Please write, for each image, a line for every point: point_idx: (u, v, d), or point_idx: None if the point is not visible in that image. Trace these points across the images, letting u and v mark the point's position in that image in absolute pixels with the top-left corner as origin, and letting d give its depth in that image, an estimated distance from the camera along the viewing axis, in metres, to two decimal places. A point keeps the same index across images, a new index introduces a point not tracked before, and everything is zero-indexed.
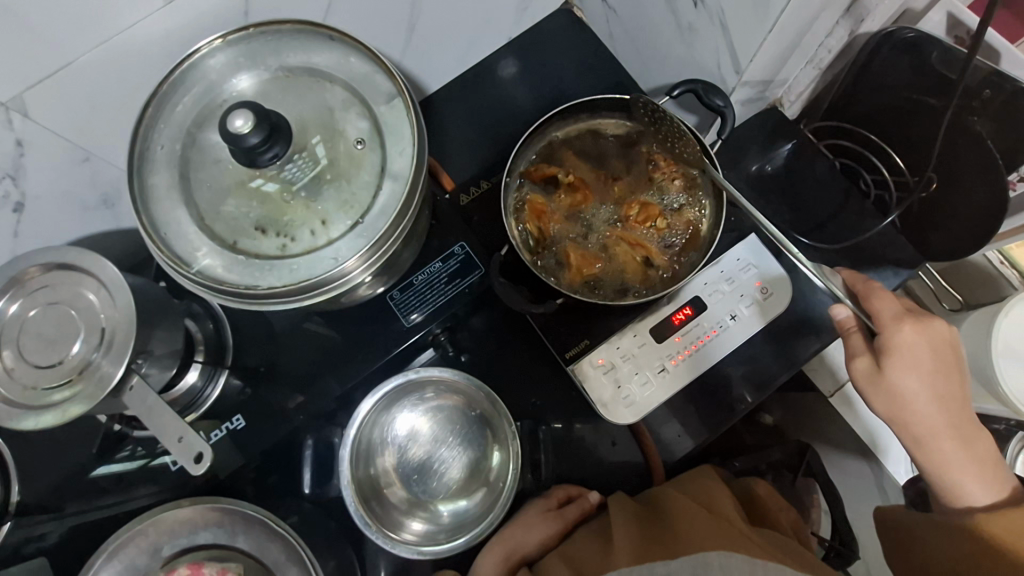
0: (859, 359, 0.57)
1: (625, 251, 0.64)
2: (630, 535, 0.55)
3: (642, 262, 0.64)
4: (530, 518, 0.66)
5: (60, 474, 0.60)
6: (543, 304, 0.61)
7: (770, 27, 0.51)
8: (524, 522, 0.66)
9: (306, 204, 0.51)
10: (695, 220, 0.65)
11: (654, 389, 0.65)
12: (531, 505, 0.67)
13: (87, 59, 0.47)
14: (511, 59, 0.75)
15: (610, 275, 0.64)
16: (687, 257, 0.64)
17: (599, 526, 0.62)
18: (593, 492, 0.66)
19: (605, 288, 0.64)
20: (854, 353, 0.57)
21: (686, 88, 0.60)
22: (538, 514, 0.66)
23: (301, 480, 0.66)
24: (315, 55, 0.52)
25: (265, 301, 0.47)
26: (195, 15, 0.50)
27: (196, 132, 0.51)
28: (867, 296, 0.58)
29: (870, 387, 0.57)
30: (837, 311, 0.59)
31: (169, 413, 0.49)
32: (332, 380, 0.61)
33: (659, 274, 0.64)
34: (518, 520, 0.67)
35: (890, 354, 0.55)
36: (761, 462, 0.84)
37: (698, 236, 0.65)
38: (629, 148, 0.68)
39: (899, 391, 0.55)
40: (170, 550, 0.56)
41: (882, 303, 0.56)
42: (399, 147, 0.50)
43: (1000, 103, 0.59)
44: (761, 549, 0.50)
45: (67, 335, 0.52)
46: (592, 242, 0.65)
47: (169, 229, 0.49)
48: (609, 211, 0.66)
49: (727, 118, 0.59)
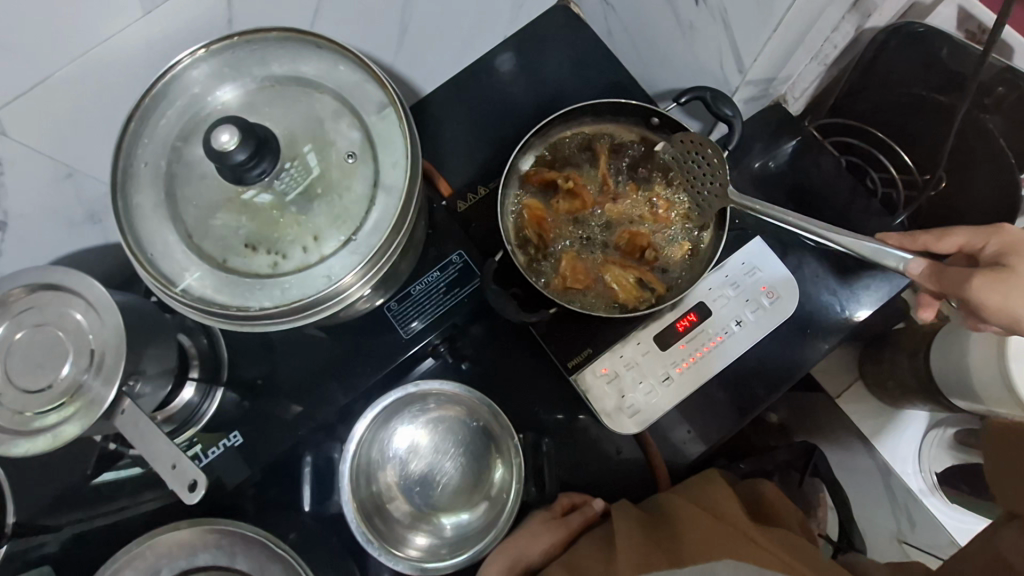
0: (983, 273, 0.46)
1: (617, 271, 0.62)
2: (633, 543, 0.54)
3: (635, 283, 0.62)
4: (532, 529, 0.63)
5: (55, 497, 0.59)
6: (536, 313, 0.59)
7: (775, 24, 0.49)
8: (527, 531, 0.63)
9: (298, 220, 0.49)
10: (692, 250, 0.64)
11: (658, 398, 0.64)
12: (532, 514, 0.65)
13: (66, 72, 0.45)
14: (507, 58, 0.73)
15: (600, 294, 0.62)
16: (680, 282, 0.63)
17: (608, 531, 0.60)
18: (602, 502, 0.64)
19: (592, 301, 0.62)
20: (966, 274, 0.47)
21: (693, 96, 0.60)
22: (540, 525, 0.63)
23: (301, 496, 0.64)
24: (302, 64, 0.50)
25: (258, 321, 0.46)
26: (176, 25, 0.48)
27: (181, 147, 0.49)
28: (929, 244, 0.53)
29: (1009, 292, 0.45)
30: (910, 266, 0.49)
31: (161, 438, 0.48)
32: (331, 392, 0.60)
33: (649, 297, 0.63)
34: (521, 529, 0.63)
35: (1007, 257, 0.48)
36: (768, 464, 0.79)
37: (696, 258, 0.64)
38: (629, 160, 0.66)
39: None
40: (169, 571, 0.55)
41: (964, 231, 0.52)
42: (393, 158, 0.49)
43: (1015, 99, 0.59)
44: (760, 549, 0.48)
45: (56, 358, 0.50)
46: (590, 256, 0.64)
47: (156, 249, 0.48)
48: (605, 224, 0.64)
49: (737, 127, 0.58)
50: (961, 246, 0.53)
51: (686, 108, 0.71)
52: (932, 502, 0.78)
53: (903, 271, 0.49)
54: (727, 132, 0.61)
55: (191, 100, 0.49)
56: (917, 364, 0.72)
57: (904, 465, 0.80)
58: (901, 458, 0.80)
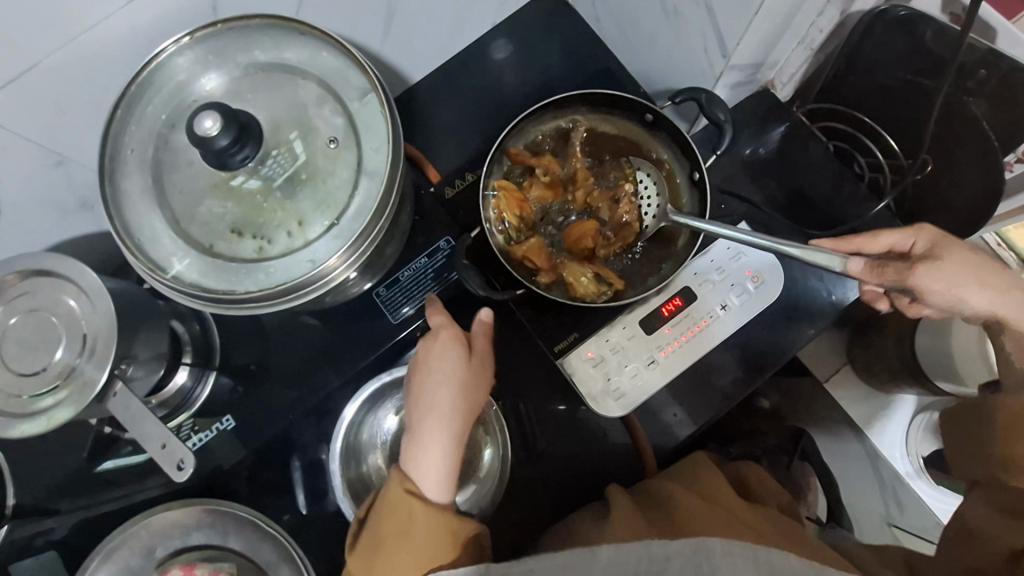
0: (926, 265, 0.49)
1: (576, 264, 0.63)
2: (631, 521, 0.52)
3: (593, 279, 0.63)
4: (421, 533, 0.47)
5: (52, 479, 0.60)
6: (504, 291, 0.60)
7: (756, 9, 0.49)
8: (404, 522, 0.47)
9: (283, 205, 0.50)
10: (641, 265, 0.66)
11: (644, 381, 0.65)
12: (394, 472, 0.50)
13: (53, 61, 0.46)
14: (499, 43, 0.73)
15: (556, 283, 0.64)
16: (642, 281, 0.65)
17: (475, 404, 0.55)
18: (445, 341, 0.54)
19: (549, 286, 0.64)
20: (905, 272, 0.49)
21: (688, 97, 0.61)
22: (430, 518, 0.48)
23: (294, 500, 0.64)
24: (286, 51, 0.51)
25: (243, 304, 0.47)
26: (160, 14, 0.48)
27: (167, 134, 0.50)
28: (862, 244, 0.53)
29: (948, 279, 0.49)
30: (852, 264, 0.50)
31: (152, 419, 0.49)
32: (323, 376, 0.61)
33: (604, 293, 0.63)
34: (384, 511, 0.49)
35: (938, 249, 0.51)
36: (757, 448, 0.82)
37: (671, 257, 0.66)
38: (606, 155, 0.68)
39: (961, 265, 0.49)
40: (164, 550, 0.58)
41: (891, 232, 0.53)
42: (376, 144, 0.49)
43: (996, 83, 0.58)
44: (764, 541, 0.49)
45: (48, 342, 0.51)
46: (553, 246, 0.65)
47: (144, 235, 0.49)
48: (570, 219, 0.66)
49: (727, 132, 0.60)
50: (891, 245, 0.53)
51: (679, 109, 0.72)
52: (919, 486, 0.79)
53: (846, 273, 0.50)
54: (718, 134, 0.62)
55: (179, 88, 0.50)
56: (903, 350, 0.73)
57: (892, 450, 0.81)
58: (889, 443, 0.81)
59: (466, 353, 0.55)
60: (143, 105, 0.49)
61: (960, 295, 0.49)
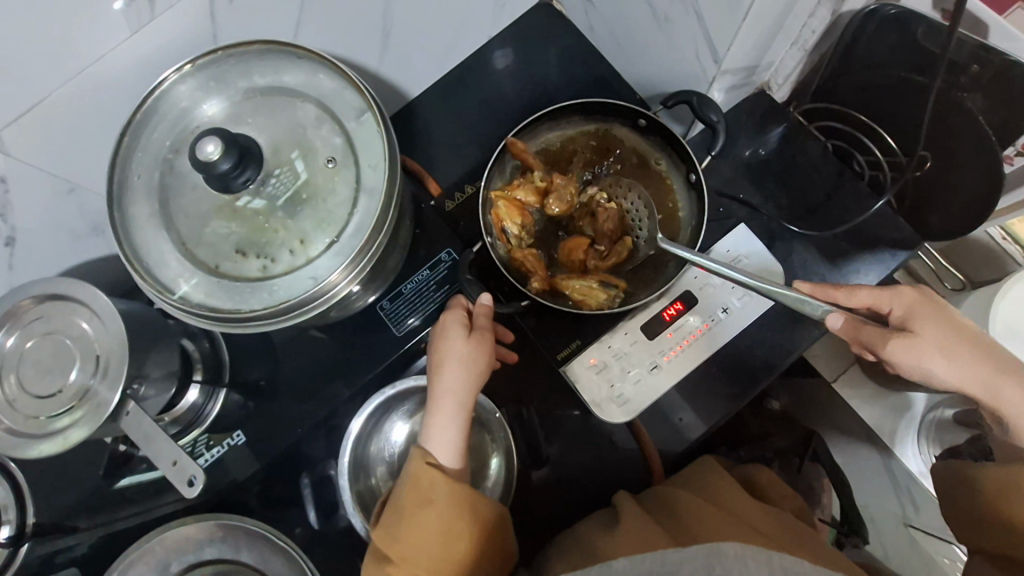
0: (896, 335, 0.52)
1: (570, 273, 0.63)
2: (640, 526, 0.52)
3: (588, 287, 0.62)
4: (442, 504, 0.51)
5: (71, 497, 0.62)
6: (509, 304, 0.62)
7: (743, 17, 0.50)
8: (426, 493, 0.51)
9: (284, 224, 0.51)
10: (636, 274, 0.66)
11: (648, 387, 0.65)
12: (413, 450, 0.53)
13: (61, 92, 0.48)
14: (495, 56, 0.74)
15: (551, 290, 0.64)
16: (641, 291, 0.65)
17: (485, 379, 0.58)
18: (453, 329, 0.57)
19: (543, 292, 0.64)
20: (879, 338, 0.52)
21: (680, 101, 0.61)
22: (451, 490, 0.51)
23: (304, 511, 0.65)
24: (284, 74, 0.52)
25: (249, 323, 0.48)
26: (163, 42, 0.50)
27: (173, 158, 0.51)
28: (840, 299, 0.56)
29: (915, 350, 0.52)
30: (830, 319, 0.52)
31: (165, 436, 0.50)
32: (331, 389, 0.63)
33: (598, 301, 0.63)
34: (407, 484, 0.52)
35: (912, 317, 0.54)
36: (767, 450, 0.83)
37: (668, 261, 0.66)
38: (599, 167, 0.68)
39: (933, 335, 0.53)
40: (179, 565, 0.59)
41: (869, 290, 0.56)
42: (373, 162, 0.51)
43: (990, 77, 0.57)
44: (771, 542, 0.49)
45: (64, 364, 0.53)
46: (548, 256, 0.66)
47: (151, 257, 0.50)
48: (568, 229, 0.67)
49: (719, 133, 0.61)
50: (867, 304, 0.56)
51: (673, 113, 0.73)
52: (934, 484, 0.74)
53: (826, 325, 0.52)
54: (712, 135, 0.63)
55: (183, 113, 0.51)
56: None
57: (904, 450, 0.78)
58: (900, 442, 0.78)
59: (478, 331, 0.58)
60: (147, 132, 0.51)
61: (925, 366, 0.52)
